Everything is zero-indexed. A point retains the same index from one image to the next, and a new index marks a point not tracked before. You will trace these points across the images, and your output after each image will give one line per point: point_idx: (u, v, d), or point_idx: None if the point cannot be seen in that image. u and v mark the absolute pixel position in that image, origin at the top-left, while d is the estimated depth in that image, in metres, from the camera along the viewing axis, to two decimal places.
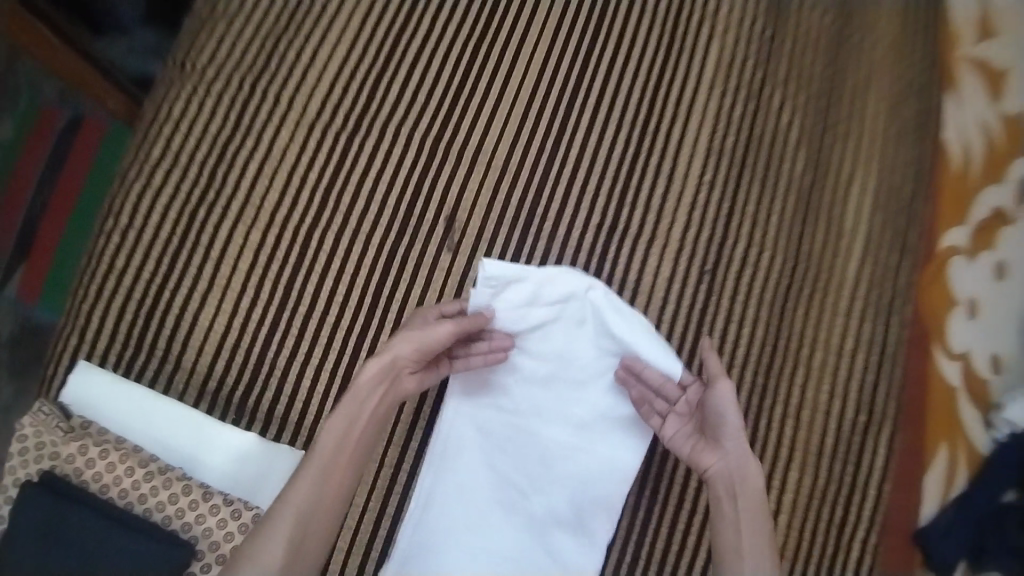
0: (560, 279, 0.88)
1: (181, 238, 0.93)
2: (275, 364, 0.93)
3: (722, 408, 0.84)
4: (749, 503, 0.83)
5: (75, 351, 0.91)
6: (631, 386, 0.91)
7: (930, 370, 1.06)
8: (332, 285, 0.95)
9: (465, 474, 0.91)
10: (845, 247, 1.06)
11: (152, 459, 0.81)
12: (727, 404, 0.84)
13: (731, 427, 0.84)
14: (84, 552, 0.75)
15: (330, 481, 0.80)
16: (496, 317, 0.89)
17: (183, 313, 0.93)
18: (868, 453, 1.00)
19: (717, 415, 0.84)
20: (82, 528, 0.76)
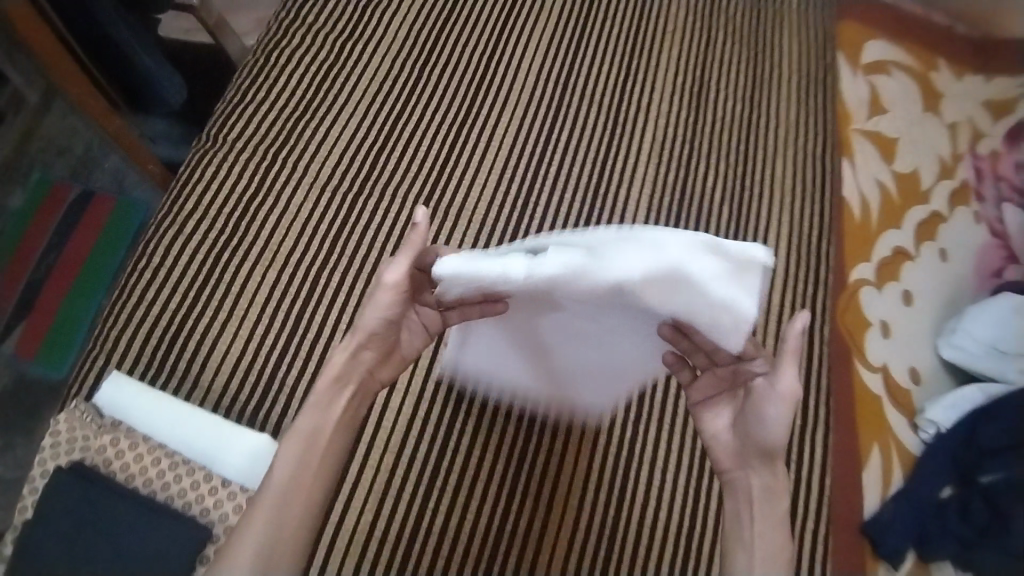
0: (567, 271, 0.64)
1: (205, 276, 1.11)
2: (284, 382, 1.05)
3: (774, 403, 0.80)
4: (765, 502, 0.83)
5: (101, 371, 1.04)
6: (681, 342, 0.79)
7: (854, 379, 1.22)
8: (336, 314, 1.11)
9: (494, 344, 0.96)
10: (770, 277, 1.26)
11: (176, 452, 0.93)
12: (780, 399, 0.79)
13: (775, 425, 0.80)
14: (107, 531, 0.85)
15: (295, 493, 0.80)
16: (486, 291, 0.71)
17: (202, 338, 1.07)
18: (809, 451, 1.13)
19: (769, 406, 0.80)
20: (108, 508, 0.86)
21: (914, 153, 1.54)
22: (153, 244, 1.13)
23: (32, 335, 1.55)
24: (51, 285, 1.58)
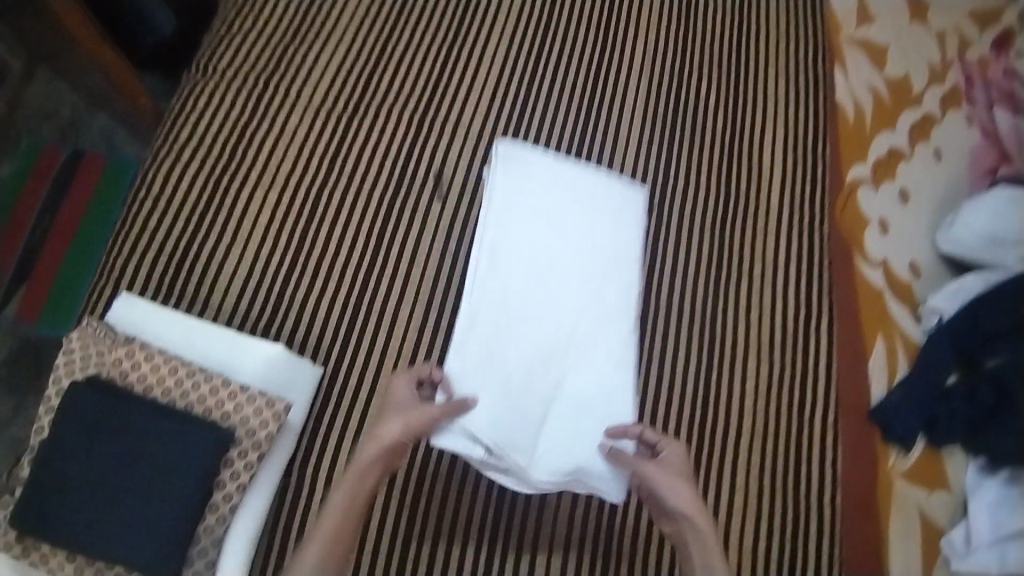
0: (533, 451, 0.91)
1: (206, 203, 1.11)
2: (294, 298, 1.07)
3: (667, 477, 0.89)
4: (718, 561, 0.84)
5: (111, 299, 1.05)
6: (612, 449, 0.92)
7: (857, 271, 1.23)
8: (340, 232, 1.11)
9: (522, 192, 1.06)
10: (767, 179, 1.26)
11: (192, 363, 0.94)
12: (672, 468, 0.91)
13: (683, 490, 0.89)
14: (129, 437, 0.86)
15: (337, 543, 0.82)
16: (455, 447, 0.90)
17: (209, 262, 1.08)
18: (814, 341, 1.15)
19: (666, 480, 0.89)
20: (128, 415, 0.87)
21: (904, 58, 1.54)
22: (151, 175, 1.12)
23: (34, 299, 1.44)
24: (50, 247, 1.47)
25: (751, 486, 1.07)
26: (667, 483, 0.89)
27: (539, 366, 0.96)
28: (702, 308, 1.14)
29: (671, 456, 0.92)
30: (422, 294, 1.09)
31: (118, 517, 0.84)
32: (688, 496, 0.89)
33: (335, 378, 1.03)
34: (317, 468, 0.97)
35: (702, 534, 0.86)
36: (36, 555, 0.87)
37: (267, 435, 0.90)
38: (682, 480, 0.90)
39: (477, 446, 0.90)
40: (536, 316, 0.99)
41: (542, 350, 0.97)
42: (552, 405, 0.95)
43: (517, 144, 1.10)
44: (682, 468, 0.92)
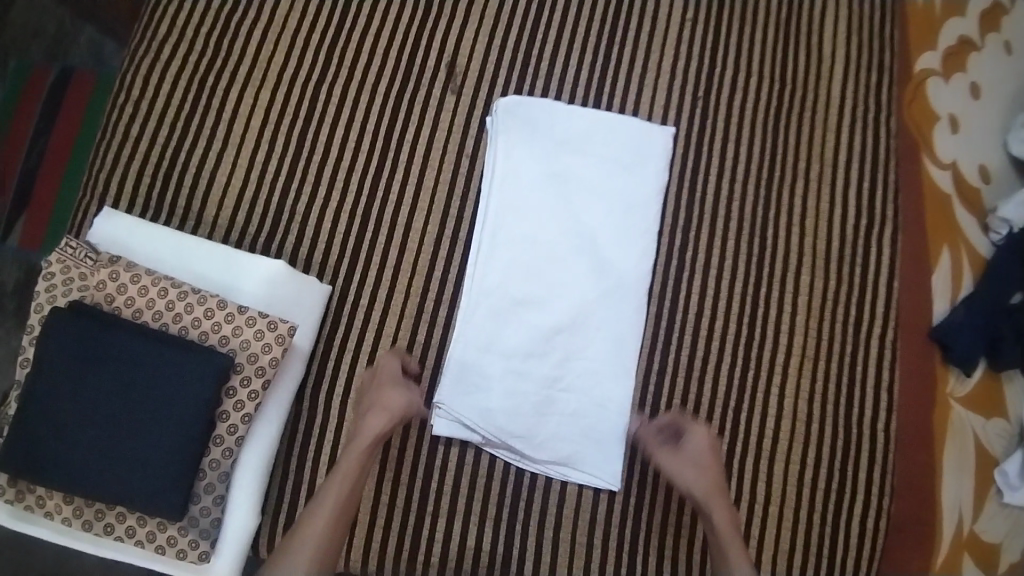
0: (537, 438, 0.91)
1: (191, 105, 0.98)
2: (295, 210, 0.96)
3: (690, 466, 0.89)
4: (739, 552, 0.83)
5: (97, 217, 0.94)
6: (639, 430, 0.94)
7: (923, 175, 1.09)
8: (343, 133, 0.99)
9: (532, 148, 1.00)
10: (828, 66, 1.10)
11: (184, 283, 0.83)
12: (698, 456, 0.89)
13: (705, 483, 0.88)
14: (121, 368, 0.78)
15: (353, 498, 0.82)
16: (459, 434, 0.92)
17: (199, 171, 0.96)
18: (875, 252, 1.03)
19: (689, 469, 0.89)
20: (116, 344, 0.78)
21: None
22: (127, 74, 0.99)
23: (34, 227, 1.25)
24: (45, 172, 1.27)
25: (800, 412, 0.98)
26: (689, 473, 0.88)
27: (543, 338, 0.94)
28: (749, 216, 1.02)
29: (701, 442, 0.90)
30: (436, 204, 0.98)
31: (117, 453, 0.77)
32: (712, 488, 0.88)
33: (345, 297, 0.94)
34: (329, 395, 0.91)
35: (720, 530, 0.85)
36: (33, 497, 0.82)
37: (271, 361, 0.81)
38: (706, 470, 0.89)
39: (473, 432, 0.91)
40: (549, 277, 0.96)
41: (548, 323, 0.94)
42: (569, 363, 0.94)
43: (519, 100, 1.00)
44: (713, 455, 0.90)
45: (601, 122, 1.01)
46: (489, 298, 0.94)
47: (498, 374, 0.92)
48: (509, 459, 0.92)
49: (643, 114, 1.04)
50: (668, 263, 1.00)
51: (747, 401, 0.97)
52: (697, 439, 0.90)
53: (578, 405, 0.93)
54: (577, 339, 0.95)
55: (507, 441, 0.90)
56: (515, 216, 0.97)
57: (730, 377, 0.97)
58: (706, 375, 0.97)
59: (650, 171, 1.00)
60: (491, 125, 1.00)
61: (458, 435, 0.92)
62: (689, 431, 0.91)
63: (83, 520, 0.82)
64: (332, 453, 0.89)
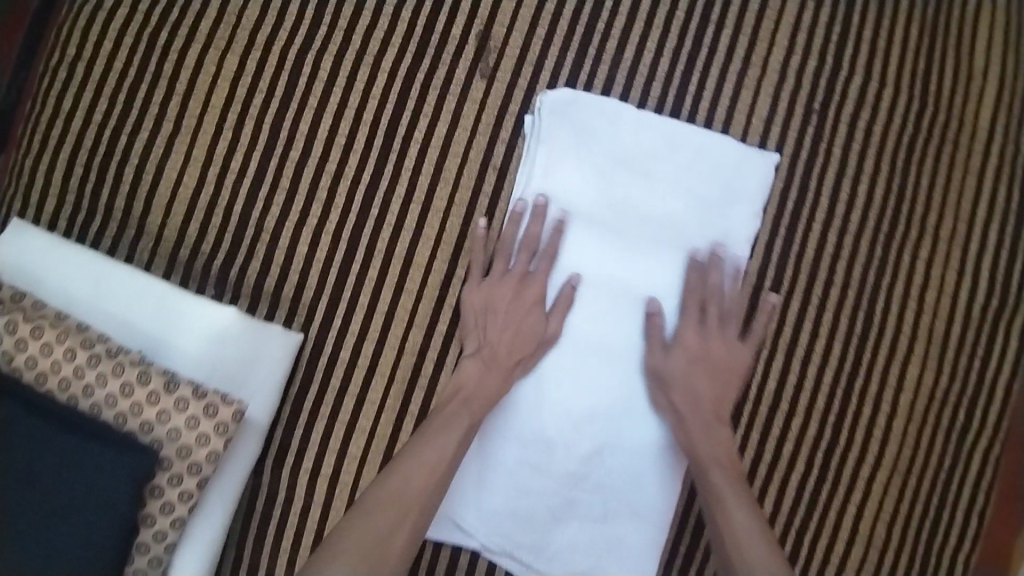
0: (549, 544, 0.73)
1: (139, 74, 0.73)
2: (262, 225, 0.73)
3: (676, 368, 0.72)
4: (731, 481, 0.70)
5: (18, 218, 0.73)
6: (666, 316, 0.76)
7: None
8: (333, 122, 0.74)
9: (582, 166, 0.74)
10: (981, 84, 0.83)
11: (99, 340, 0.61)
12: (691, 354, 0.72)
13: (695, 393, 0.72)
14: (17, 461, 0.58)
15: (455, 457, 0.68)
16: (454, 536, 0.73)
17: (144, 164, 0.73)
18: (998, 343, 0.82)
19: (669, 371, 0.72)
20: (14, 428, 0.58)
21: None
22: (63, 25, 0.75)
23: None
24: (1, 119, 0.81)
25: (877, 534, 0.80)
26: (672, 378, 0.72)
27: (603, 415, 0.73)
28: (855, 283, 0.79)
29: (701, 330, 0.73)
30: (449, 230, 0.75)
31: None
32: (701, 398, 0.72)
33: (322, 347, 0.72)
34: (296, 470, 0.71)
35: (700, 444, 0.71)
36: None
37: (210, 457, 0.61)
38: (698, 373, 0.72)
39: (470, 536, 0.73)
40: (584, 350, 0.73)
41: (609, 396, 0.73)
42: (598, 461, 0.73)
43: (570, 97, 0.74)
44: (717, 353, 0.73)
45: (684, 136, 0.75)
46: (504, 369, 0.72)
47: (508, 468, 0.72)
48: (534, 548, 0.73)
49: (735, 131, 0.79)
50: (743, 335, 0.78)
51: (817, 515, 0.79)
52: (692, 330, 0.73)
53: (630, 504, 0.74)
54: (614, 432, 0.73)
55: (512, 544, 0.73)
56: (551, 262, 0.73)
57: (801, 486, 0.79)
58: (771, 482, 0.79)
59: (739, 214, 0.76)
60: (528, 128, 0.75)
61: (451, 537, 0.73)
62: (692, 311, 0.73)
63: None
64: (297, 542, 0.71)
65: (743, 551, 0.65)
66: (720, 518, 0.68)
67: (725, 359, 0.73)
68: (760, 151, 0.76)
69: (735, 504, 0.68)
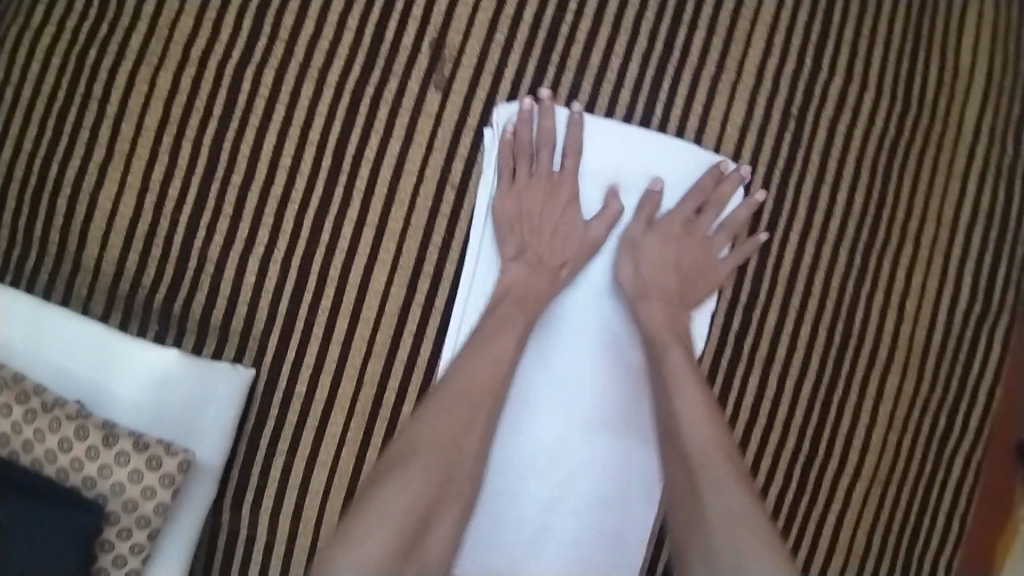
0: (547, 527, 0.70)
1: (67, 97, 0.69)
2: (206, 255, 0.69)
3: (654, 246, 0.71)
4: (685, 354, 0.68)
5: None
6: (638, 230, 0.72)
7: None
8: (277, 142, 0.69)
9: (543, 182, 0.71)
10: (965, 83, 0.79)
11: (33, 393, 0.58)
12: (667, 232, 0.72)
13: (664, 270, 0.71)
14: None
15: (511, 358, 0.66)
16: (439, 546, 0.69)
17: (77, 195, 0.69)
18: (981, 350, 0.80)
19: (644, 250, 0.71)
20: None
21: None
22: None
23: None
24: None
25: (856, 547, 0.79)
26: (646, 252, 0.71)
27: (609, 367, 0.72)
28: (833, 294, 0.77)
29: (690, 225, 0.73)
30: (407, 253, 0.70)
31: None
32: (667, 285, 0.71)
33: (276, 381, 0.69)
34: (256, 508, 0.69)
35: (656, 318, 0.69)
36: None
37: (158, 510, 0.58)
38: (673, 261, 0.71)
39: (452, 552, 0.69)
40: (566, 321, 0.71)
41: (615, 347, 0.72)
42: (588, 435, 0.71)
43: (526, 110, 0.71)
44: (697, 251, 0.73)
45: (648, 149, 0.72)
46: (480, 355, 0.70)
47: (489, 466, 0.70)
48: (533, 515, 0.70)
49: (708, 139, 0.75)
50: (719, 352, 0.75)
51: (796, 529, 0.78)
52: (681, 220, 0.72)
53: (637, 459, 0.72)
54: (604, 403, 0.71)
55: (503, 530, 0.70)
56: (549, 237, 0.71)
57: (782, 500, 0.77)
58: None
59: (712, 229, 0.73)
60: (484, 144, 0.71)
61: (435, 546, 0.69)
62: (690, 205, 0.72)
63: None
64: None
65: (687, 434, 0.64)
66: (666, 403, 0.67)
67: (706, 274, 0.73)
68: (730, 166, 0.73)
69: (691, 410, 0.65)
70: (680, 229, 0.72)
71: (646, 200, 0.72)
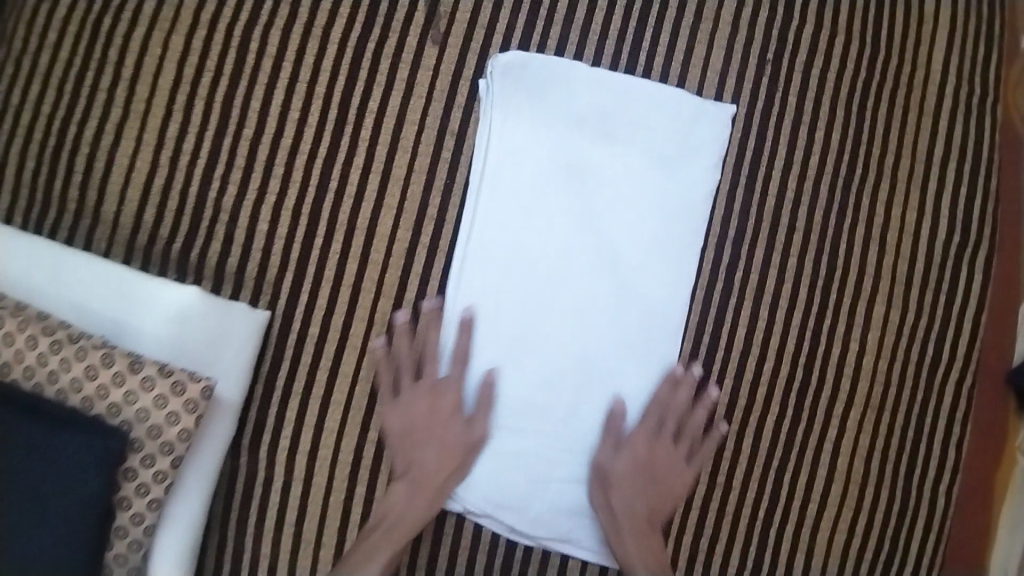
0: (541, 493, 0.73)
1: (84, 61, 0.72)
2: (220, 205, 0.72)
3: (624, 466, 0.73)
4: (643, 535, 0.72)
5: None
6: (632, 172, 0.74)
7: (1013, 187, 0.87)
8: (285, 98, 0.73)
9: (539, 128, 0.74)
10: (929, 27, 0.84)
11: (59, 326, 0.61)
12: (639, 453, 0.73)
13: (635, 496, 0.73)
14: None
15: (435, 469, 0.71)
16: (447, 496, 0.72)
17: (95, 152, 0.72)
18: (963, 278, 0.83)
19: (618, 468, 0.73)
20: None
21: None
22: (8, 18, 0.74)
23: None
24: None
25: (855, 473, 0.81)
26: (617, 473, 0.72)
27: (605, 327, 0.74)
28: (818, 226, 0.80)
29: (658, 436, 0.74)
30: (411, 199, 0.74)
31: None
32: (635, 501, 0.73)
33: (290, 323, 0.72)
34: (274, 447, 0.72)
35: (625, 544, 0.72)
36: None
37: (182, 434, 0.60)
38: (643, 478, 0.73)
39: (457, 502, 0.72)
40: (566, 272, 0.73)
41: (613, 306, 0.74)
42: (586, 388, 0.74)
43: (519, 59, 0.74)
44: (665, 460, 0.74)
45: (639, 92, 0.75)
46: (485, 303, 0.73)
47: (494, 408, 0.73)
48: (530, 480, 0.73)
49: (691, 84, 0.79)
50: (711, 285, 0.78)
51: (794, 457, 0.80)
52: (649, 437, 0.74)
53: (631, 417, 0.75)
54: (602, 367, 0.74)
55: (500, 494, 0.72)
56: (547, 180, 0.74)
57: (779, 428, 0.80)
58: (746, 426, 0.79)
59: (705, 165, 0.76)
60: (481, 95, 0.75)
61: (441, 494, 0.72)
62: (652, 421, 0.74)
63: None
64: (280, 520, 0.72)
65: None
66: (623, 561, 0.72)
67: (669, 467, 0.74)
68: (706, 158, 0.75)
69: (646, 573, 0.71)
70: (650, 439, 0.74)
71: (612, 416, 0.73)
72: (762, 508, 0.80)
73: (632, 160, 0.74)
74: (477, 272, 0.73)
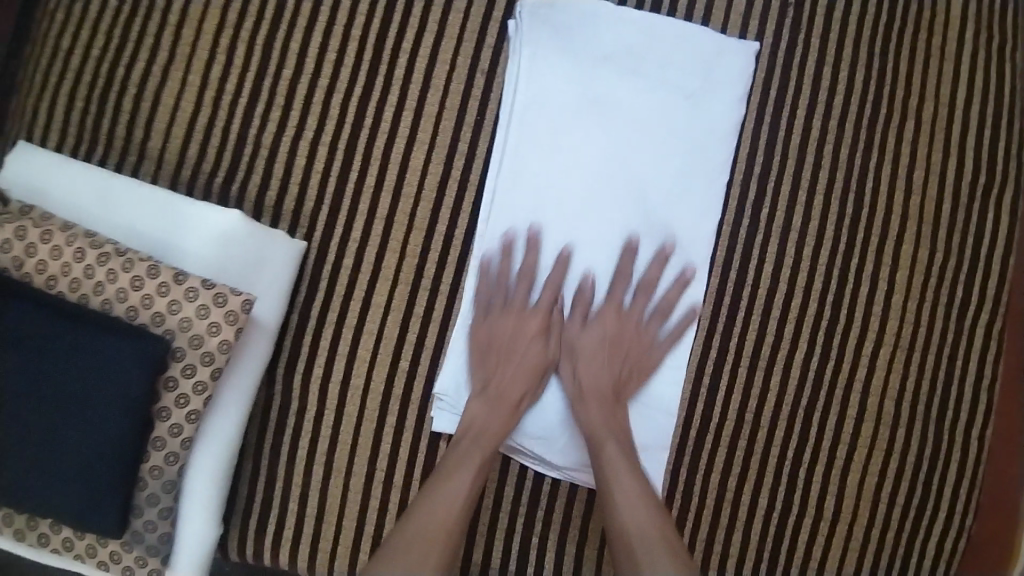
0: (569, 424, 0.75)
1: (132, 8, 0.76)
2: (260, 142, 0.75)
3: (591, 342, 0.74)
4: (606, 410, 0.72)
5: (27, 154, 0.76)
6: (657, 110, 0.76)
7: None
8: (322, 40, 0.76)
9: (566, 65, 0.76)
10: None
11: (106, 242, 0.63)
12: (606, 327, 0.74)
13: (602, 368, 0.73)
14: (39, 359, 0.60)
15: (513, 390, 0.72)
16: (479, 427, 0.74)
17: (142, 94, 0.76)
18: (990, 218, 0.81)
19: (583, 340, 0.74)
20: (31, 327, 0.60)
21: None
22: None
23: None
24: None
25: (886, 413, 0.79)
26: (584, 344, 0.74)
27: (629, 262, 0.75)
28: (843, 165, 0.80)
29: (625, 313, 0.75)
30: (441, 136, 0.76)
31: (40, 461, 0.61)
32: (603, 372, 0.73)
33: (325, 254, 0.74)
34: (308, 375, 0.73)
35: (591, 413, 0.72)
36: (23, 519, 0.66)
37: (223, 344, 0.62)
38: (608, 352, 0.74)
39: None
40: (591, 205, 0.75)
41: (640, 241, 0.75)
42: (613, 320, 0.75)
43: None
44: (632, 336, 0.75)
45: (664, 31, 0.77)
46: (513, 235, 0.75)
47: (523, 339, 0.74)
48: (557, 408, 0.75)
49: (715, 27, 0.81)
50: (738, 222, 0.78)
51: (823, 398, 0.78)
52: (615, 312, 0.75)
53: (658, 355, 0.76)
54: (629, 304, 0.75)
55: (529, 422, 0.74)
56: (573, 116, 0.76)
57: (809, 368, 0.78)
58: (773, 367, 0.77)
59: (729, 104, 0.77)
60: (509, 34, 0.77)
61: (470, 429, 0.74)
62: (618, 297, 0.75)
63: (15, 527, 0.67)
64: (313, 448, 0.73)
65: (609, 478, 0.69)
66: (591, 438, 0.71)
67: (637, 345, 0.75)
68: (727, 97, 0.77)
69: (615, 453, 0.70)
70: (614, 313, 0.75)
71: (580, 288, 0.75)
72: (791, 451, 0.77)
73: (656, 99, 0.76)
74: (506, 204, 0.75)
